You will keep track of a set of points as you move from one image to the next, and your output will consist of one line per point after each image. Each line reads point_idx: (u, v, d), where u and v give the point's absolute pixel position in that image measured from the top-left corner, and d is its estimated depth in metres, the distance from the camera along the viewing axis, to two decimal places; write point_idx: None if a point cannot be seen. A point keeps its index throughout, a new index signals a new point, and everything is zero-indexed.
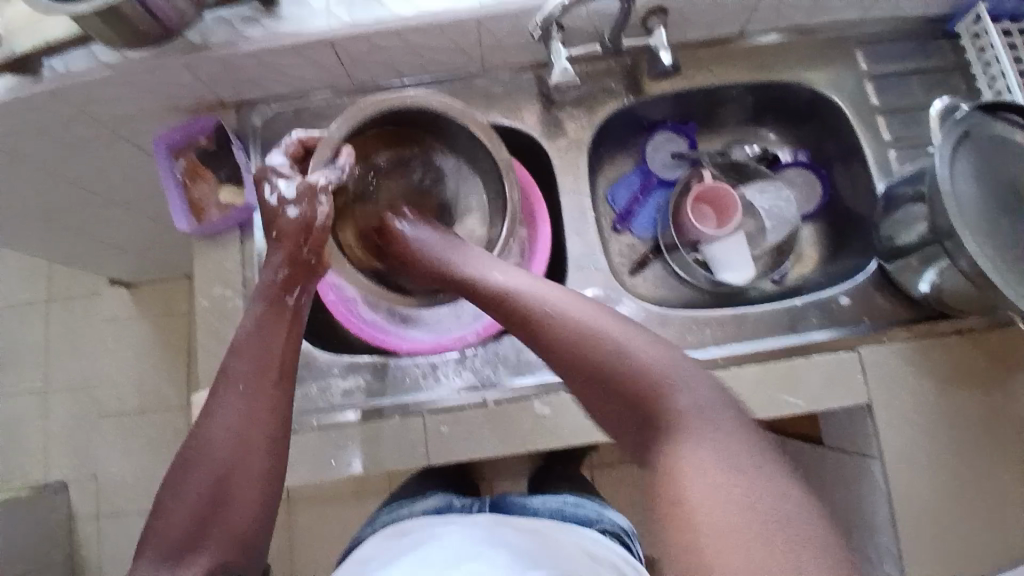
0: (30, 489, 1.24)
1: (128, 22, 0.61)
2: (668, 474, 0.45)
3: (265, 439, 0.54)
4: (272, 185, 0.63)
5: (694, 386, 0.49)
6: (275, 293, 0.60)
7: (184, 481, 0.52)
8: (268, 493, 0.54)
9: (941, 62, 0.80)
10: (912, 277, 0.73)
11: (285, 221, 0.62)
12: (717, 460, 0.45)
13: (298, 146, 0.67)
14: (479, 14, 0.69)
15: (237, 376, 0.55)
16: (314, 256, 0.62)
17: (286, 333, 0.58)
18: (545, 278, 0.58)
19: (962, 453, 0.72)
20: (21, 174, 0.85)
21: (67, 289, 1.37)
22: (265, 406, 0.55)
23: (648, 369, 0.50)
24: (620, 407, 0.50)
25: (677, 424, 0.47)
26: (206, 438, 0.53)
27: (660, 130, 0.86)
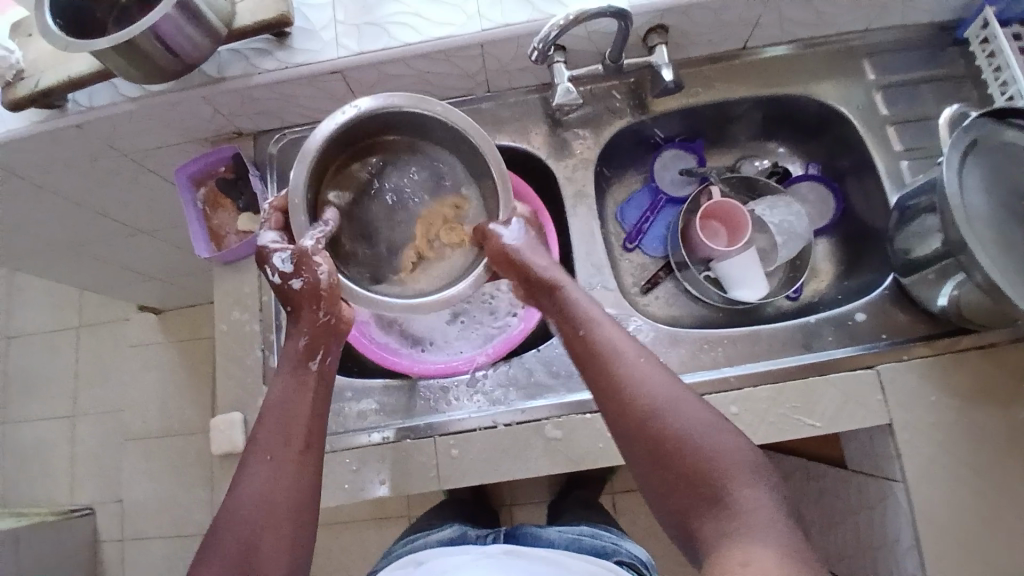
0: (58, 513, 1.27)
1: (147, 57, 0.64)
2: (720, 557, 0.47)
3: (296, 507, 0.54)
4: (271, 264, 0.62)
5: (760, 482, 0.51)
6: (298, 359, 0.60)
7: (212, 555, 0.52)
8: (293, 568, 0.53)
9: (951, 71, 0.78)
10: (929, 291, 0.71)
11: (294, 292, 0.61)
12: (777, 548, 0.46)
13: (276, 213, 0.66)
14: (482, 38, 0.70)
15: (265, 448, 0.56)
16: (332, 317, 0.61)
17: (311, 398, 0.58)
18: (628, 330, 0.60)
19: (990, 474, 0.69)
20: (51, 206, 0.89)
21: (98, 316, 1.42)
22: (291, 474, 0.55)
23: (718, 454, 0.51)
24: (674, 478, 0.52)
25: (737, 514, 0.49)
26: (235, 509, 0.53)
27: (667, 148, 0.86)
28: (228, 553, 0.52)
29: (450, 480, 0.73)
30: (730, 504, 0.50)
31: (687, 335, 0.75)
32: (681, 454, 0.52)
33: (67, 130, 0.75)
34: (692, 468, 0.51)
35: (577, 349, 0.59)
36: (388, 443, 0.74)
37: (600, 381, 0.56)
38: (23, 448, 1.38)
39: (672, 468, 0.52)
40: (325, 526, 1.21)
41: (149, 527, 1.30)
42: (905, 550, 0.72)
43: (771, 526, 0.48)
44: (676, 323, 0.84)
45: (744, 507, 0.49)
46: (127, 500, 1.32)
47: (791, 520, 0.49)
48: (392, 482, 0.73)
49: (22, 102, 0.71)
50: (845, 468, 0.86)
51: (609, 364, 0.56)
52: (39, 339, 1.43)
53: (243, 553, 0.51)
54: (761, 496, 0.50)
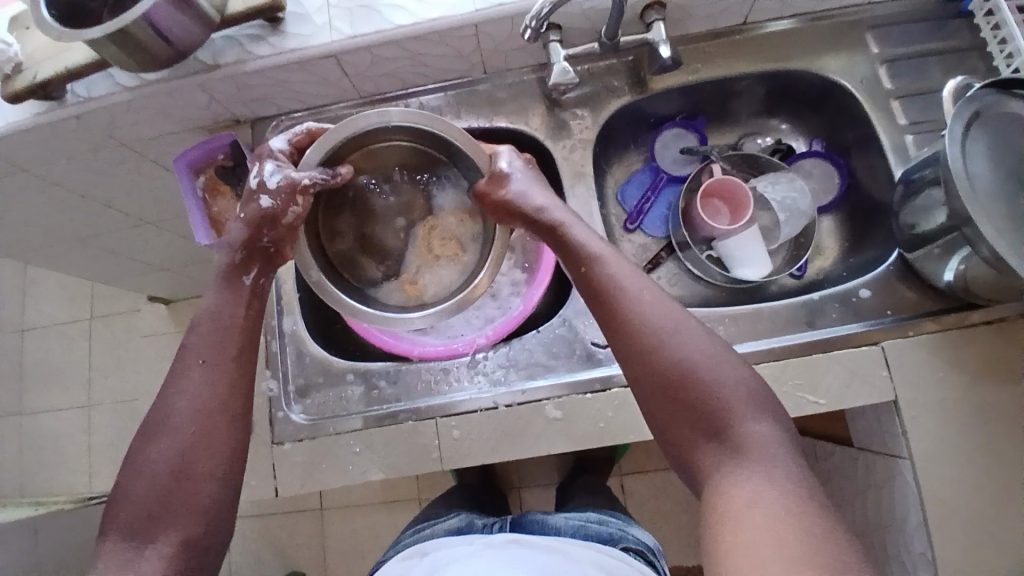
0: (75, 502, 1.29)
1: (141, 45, 0.64)
2: (727, 490, 0.48)
3: (228, 413, 0.55)
4: (260, 168, 0.65)
5: (765, 416, 0.52)
6: (234, 274, 0.61)
7: (147, 453, 0.53)
8: (226, 471, 0.54)
9: (958, 41, 0.76)
10: (935, 267, 0.69)
11: (253, 206, 0.63)
12: (780, 483, 0.47)
13: (305, 136, 0.69)
14: (476, 18, 0.69)
15: (198, 352, 0.57)
16: (273, 246, 0.63)
17: (245, 311, 0.60)
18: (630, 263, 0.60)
19: (997, 451, 0.68)
20: (56, 197, 0.90)
21: (109, 308, 1.44)
22: (225, 380, 0.56)
23: (726, 391, 0.52)
24: (682, 411, 0.52)
25: (745, 447, 0.50)
26: (168, 414, 0.54)
27: (667, 126, 0.85)
28: (161, 458, 0.53)
29: (452, 461, 0.73)
30: (735, 441, 0.50)
31: (689, 315, 0.74)
32: (689, 387, 0.52)
33: (67, 122, 0.75)
34: (697, 399, 0.51)
35: (583, 282, 0.58)
36: (390, 424, 0.75)
37: (614, 322, 0.55)
38: (40, 439, 1.41)
39: (681, 401, 0.52)
40: (336, 510, 1.22)
41: None
42: (911, 527, 0.71)
43: (775, 459, 0.49)
44: (679, 303, 0.83)
45: (749, 442, 0.50)
46: None
47: (792, 451, 0.50)
48: (396, 466, 0.74)
49: (21, 94, 0.71)
50: (852, 447, 0.86)
51: (613, 299, 0.56)
52: (53, 331, 1.45)
53: (177, 459, 0.53)
54: (766, 428, 0.51)
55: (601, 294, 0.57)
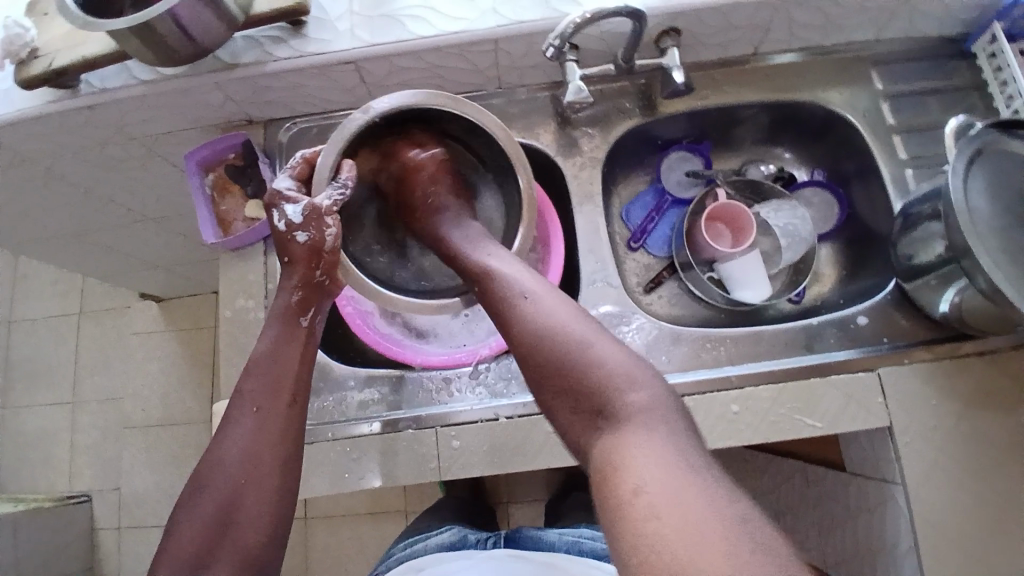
0: (54, 500, 1.27)
1: (162, 40, 0.65)
2: (611, 461, 0.46)
3: (274, 463, 0.58)
4: (280, 211, 0.63)
5: (648, 385, 0.50)
6: (290, 315, 0.62)
7: (197, 499, 0.56)
8: (274, 519, 0.57)
9: (956, 81, 0.79)
10: (931, 296, 0.71)
11: (296, 245, 0.63)
12: (664, 450, 0.45)
13: (304, 165, 0.66)
14: (495, 34, 0.71)
15: (252, 397, 0.59)
16: (327, 278, 0.63)
17: (301, 352, 0.62)
18: (529, 267, 0.62)
19: (987, 478, 0.70)
20: (62, 190, 0.89)
21: (100, 304, 1.42)
22: (275, 427, 0.59)
23: (603, 364, 0.51)
24: (568, 390, 0.52)
25: (624, 415, 0.48)
26: (219, 460, 0.57)
27: (675, 149, 0.87)
28: (209, 506, 0.56)
29: (449, 470, 0.73)
30: (614, 412, 0.49)
31: (690, 334, 0.75)
32: (568, 365, 0.52)
33: (80, 112, 0.75)
34: (576, 375, 0.51)
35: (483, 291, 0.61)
36: (390, 432, 0.75)
37: (500, 314, 0.57)
38: (22, 435, 1.38)
39: (567, 380, 0.52)
40: (324, 519, 1.20)
41: (147, 516, 1.30)
42: (903, 552, 0.72)
43: (657, 426, 0.47)
44: (679, 322, 0.85)
45: (628, 411, 0.48)
46: (125, 488, 1.31)
47: (682, 424, 0.48)
48: (393, 472, 0.74)
49: (35, 81, 0.71)
50: (846, 472, 0.87)
51: (501, 298, 0.58)
52: (41, 325, 1.43)
53: (225, 507, 0.56)
54: (650, 398, 0.49)
55: (489, 287, 0.60)
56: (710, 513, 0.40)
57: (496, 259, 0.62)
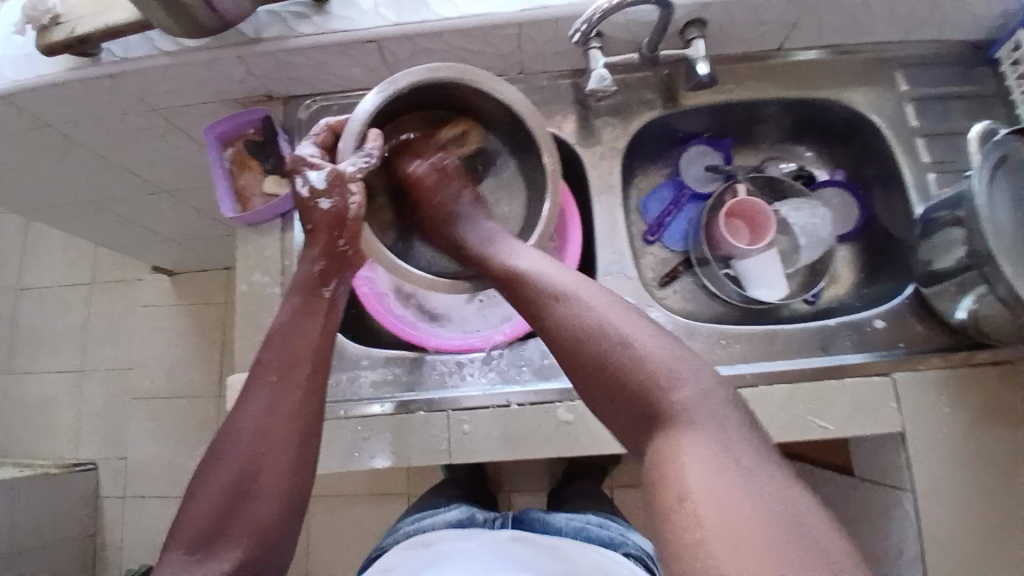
0: (59, 467, 1.28)
1: (186, 12, 0.65)
2: (664, 467, 0.46)
3: (288, 442, 0.58)
4: (303, 177, 0.63)
5: (696, 378, 0.50)
6: (313, 285, 0.63)
7: (214, 474, 0.57)
8: (289, 500, 0.57)
9: (983, 87, 0.78)
10: (948, 304, 0.71)
11: (319, 212, 0.63)
12: (717, 451, 0.45)
13: (327, 133, 0.67)
14: (521, 18, 0.70)
15: (268, 373, 0.60)
16: (350, 248, 0.64)
17: (320, 325, 0.62)
18: (562, 264, 0.61)
19: (997, 489, 0.69)
20: (79, 158, 0.89)
21: (110, 275, 1.42)
22: (291, 403, 0.59)
23: (650, 361, 0.51)
24: (617, 390, 0.52)
25: (676, 416, 0.48)
26: (233, 435, 0.58)
27: (695, 143, 0.86)
28: (222, 479, 0.56)
29: (458, 454, 0.74)
30: (663, 411, 0.49)
31: (705, 329, 0.75)
32: (615, 366, 0.52)
33: (100, 81, 0.75)
34: (625, 375, 0.51)
35: (515, 292, 0.60)
36: (400, 413, 0.75)
37: (538, 316, 0.57)
38: (29, 401, 1.39)
39: (616, 382, 0.51)
40: (327, 499, 1.21)
41: (150, 487, 1.31)
42: (907, 557, 0.72)
43: (708, 425, 0.47)
44: (693, 318, 0.84)
45: (676, 410, 0.48)
46: (130, 458, 1.32)
47: (733, 415, 0.48)
48: (402, 454, 0.74)
49: (56, 48, 0.71)
50: (854, 476, 0.87)
51: (541, 302, 0.57)
52: (51, 294, 1.43)
53: (238, 489, 0.56)
54: (696, 393, 0.49)
55: (526, 286, 0.59)
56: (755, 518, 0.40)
57: (524, 257, 0.63)
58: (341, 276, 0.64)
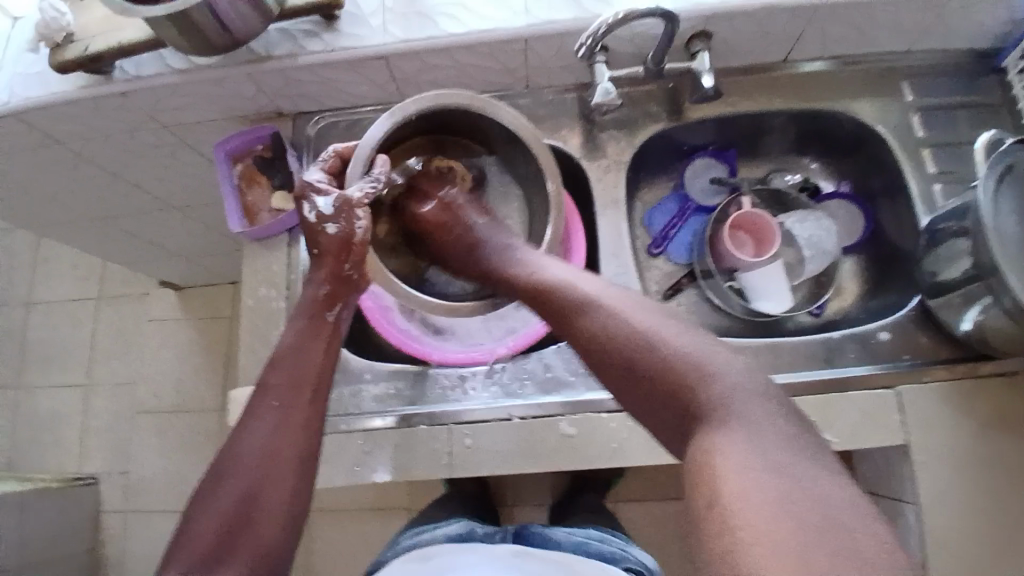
0: (64, 481, 1.28)
1: (198, 30, 0.66)
2: (705, 465, 0.45)
3: (292, 459, 0.59)
4: (311, 203, 0.66)
5: (728, 373, 0.50)
6: (317, 310, 0.64)
7: (216, 490, 0.57)
8: (292, 518, 0.58)
9: (987, 99, 0.79)
10: (954, 316, 0.70)
11: (325, 237, 0.65)
12: (755, 447, 0.45)
13: (334, 159, 0.69)
14: (527, 33, 0.71)
15: (274, 391, 0.61)
16: (355, 272, 0.65)
17: (324, 346, 0.64)
18: (585, 270, 0.63)
19: (1007, 503, 0.69)
20: (89, 174, 0.90)
21: (118, 289, 1.44)
22: (298, 422, 0.60)
23: (681, 357, 0.51)
24: (652, 391, 0.51)
25: (715, 411, 0.48)
26: (239, 454, 0.58)
27: (699, 156, 0.87)
28: (227, 494, 0.56)
29: (460, 467, 0.74)
30: (699, 408, 0.49)
31: (710, 341, 0.75)
32: (645, 367, 0.52)
33: (112, 98, 0.76)
34: (658, 376, 0.51)
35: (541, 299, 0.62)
36: (403, 427, 0.75)
37: (567, 322, 0.58)
38: (36, 415, 1.40)
39: (650, 385, 0.52)
40: (331, 513, 1.20)
41: (154, 501, 1.31)
42: None
43: (745, 419, 0.47)
44: (697, 330, 0.84)
45: (712, 406, 0.48)
46: (134, 472, 1.32)
47: (771, 408, 0.48)
48: (406, 467, 0.74)
49: (69, 65, 0.72)
50: (862, 490, 0.86)
51: (570, 309, 0.58)
52: (60, 308, 1.45)
53: (243, 502, 0.56)
54: (732, 386, 0.49)
55: (553, 293, 0.60)
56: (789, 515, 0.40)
57: (549, 266, 0.64)
58: (347, 300, 0.66)
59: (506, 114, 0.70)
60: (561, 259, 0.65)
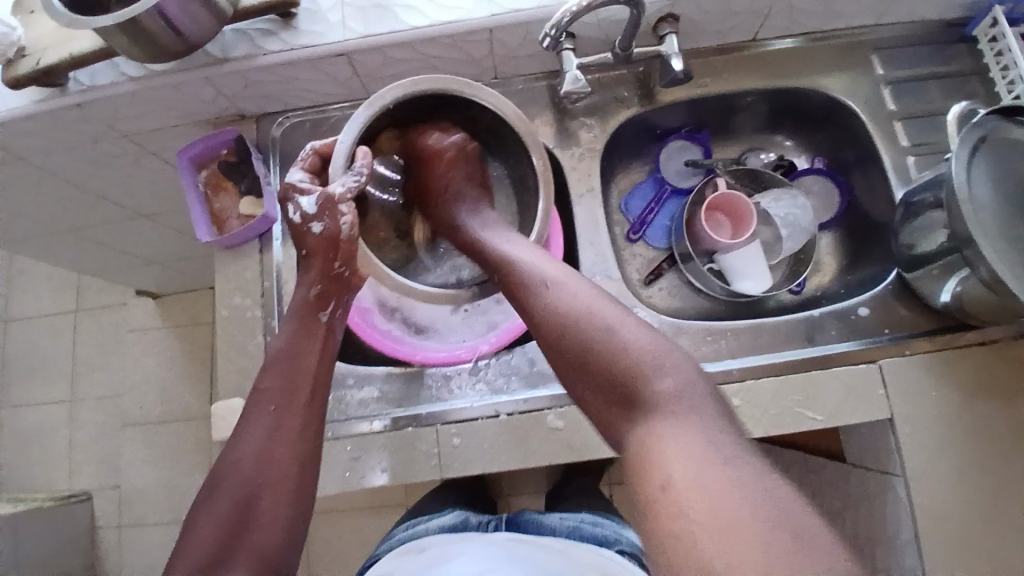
0: (54, 497, 1.27)
1: (150, 36, 0.64)
2: (654, 461, 0.46)
3: (288, 460, 0.58)
4: (295, 204, 0.66)
5: (677, 369, 0.51)
6: (310, 310, 0.64)
7: (214, 498, 0.56)
8: (290, 521, 0.57)
9: (958, 67, 0.78)
10: (933, 286, 0.70)
11: (312, 237, 0.65)
12: (691, 440, 0.46)
13: (315, 156, 0.69)
14: (489, 23, 0.70)
15: (269, 394, 0.60)
16: (346, 269, 0.64)
17: (319, 349, 0.63)
18: (546, 256, 0.63)
19: (988, 470, 0.69)
20: (54, 188, 0.88)
21: (96, 301, 1.41)
22: (292, 427, 0.59)
23: (629, 350, 0.52)
24: (602, 378, 0.52)
25: (659, 405, 0.49)
26: (235, 459, 0.58)
27: (673, 138, 0.86)
28: (227, 499, 0.56)
29: (451, 468, 0.73)
30: (643, 400, 0.50)
31: (692, 326, 0.75)
32: (597, 354, 0.53)
33: (68, 110, 0.74)
34: (610, 365, 0.52)
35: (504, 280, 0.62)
36: (391, 431, 0.74)
37: (524, 304, 0.59)
38: (22, 433, 1.38)
39: (599, 372, 0.52)
40: (325, 515, 1.20)
41: (148, 512, 1.30)
42: (904, 542, 0.73)
43: (688, 416, 0.48)
44: (679, 315, 0.84)
45: (660, 399, 0.49)
46: (126, 484, 1.31)
47: (714, 407, 0.49)
48: (395, 470, 0.74)
49: (24, 80, 0.70)
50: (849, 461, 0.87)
51: (526, 292, 0.59)
52: (38, 324, 1.42)
53: (243, 506, 0.56)
54: (676, 382, 0.50)
55: (512, 276, 0.61)
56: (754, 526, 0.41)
57: (511, 250, 0.64)
58: (340, 299, 0.65)
59: (484, 93, 0.70)
60: (525, 244, 0.65)
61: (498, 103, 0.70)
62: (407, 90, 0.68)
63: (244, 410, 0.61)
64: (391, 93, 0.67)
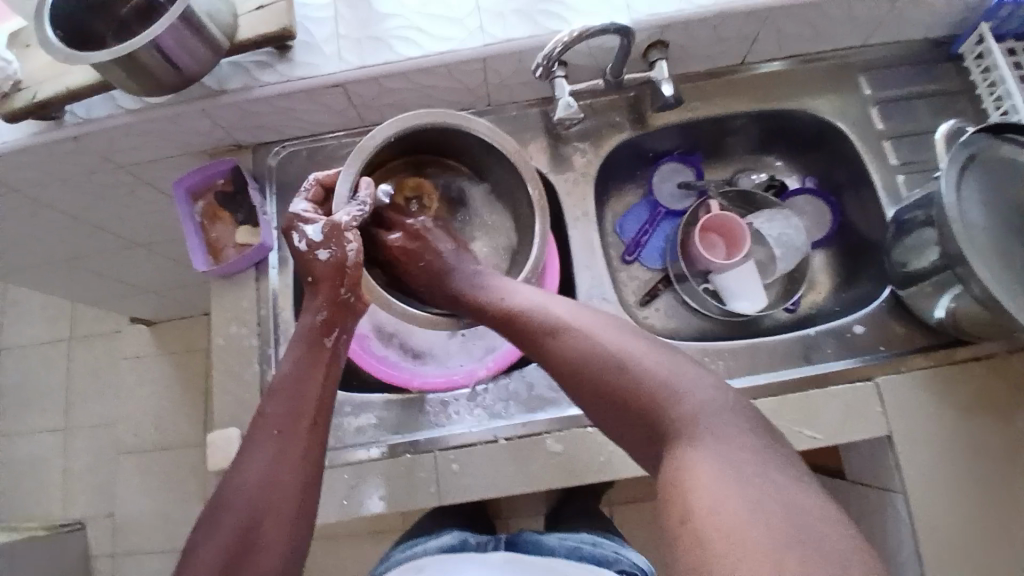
0: (48, 528, 1.25)
1: (145, 69, 0.64)
2: (682, 487, 0.44)
3: (294, 486, 0.57)
4: (299, 232, 0.66)
5: (695, 390, 0.50)
6: (315, 335, 0.63)
7: (216, 526, 0.55)
8: (293, 547, 0.56)
9: (945, 85, 0.80)
10: (926, 303, 0.71)
11: (319, 265, 0.65)
12: (720, 462, 0.44)
13: (318, 187, 0.69)
14: (484, 53, 0.71)
15: (274, 420, 0.59)
16: (352, 295, 0.65)
17: (323, 374, 0.62)
18: (549, 294, 0.63)
19: (988, 485, 0.70)
20: (48, 219, 0.88)
21: (90, 329, 1.41)
22: (296, 452, 0.58)
23: (648, 378, 0.51)
24: (627, 413, 0.51)
25: (685, 430, 0.47)
26: (239, 485, 0.57)
27: (665, 160, 0.87)
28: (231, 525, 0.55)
29: (451, 494, 0.73)
30: (671, 429, 0.48)
31: (690, 347, 0.75)
32: (620, 391, 0.51)
33: (64, 143, 0.74)
34: (633, 398, 0.51)
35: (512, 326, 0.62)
36: (389, 458, 0.74)
37: (540, 352, 0.58)
38: (16, 464, 1.37)
39: (625, 409, 0.51)
40: (320, 542, 1.19)
41: (143, 542, 1.28)
42: (907, 560, 0.72)
43: (716, 435, 0.46)
44: (675, 335, 0.84)
45: (681, 424, 0.48)
46: (120, 514, 1.30)
47: (739, 420, 0.47)
48: (394, 498, 0.73)
49: (19, 113, 0.70)
50: (850, 478, 0.86)
51: (542, 336, 0.58)
52: (32, 353, 1.41)
53: (243, 531, 0.55)
54: (698, 402, 0.49)
55: (519, 319, 0.61)
56: (766, 526, 0.39)
57: (515, 291, 0.64)
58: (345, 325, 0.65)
59: (478, 125, 0.71)
60: (524, 284, 0.66)
61: (495, 132, 0.71)
62: (405, 123, 0.69)
63: (246, 435, 0.60)
64: (389, 129, 0.68)
